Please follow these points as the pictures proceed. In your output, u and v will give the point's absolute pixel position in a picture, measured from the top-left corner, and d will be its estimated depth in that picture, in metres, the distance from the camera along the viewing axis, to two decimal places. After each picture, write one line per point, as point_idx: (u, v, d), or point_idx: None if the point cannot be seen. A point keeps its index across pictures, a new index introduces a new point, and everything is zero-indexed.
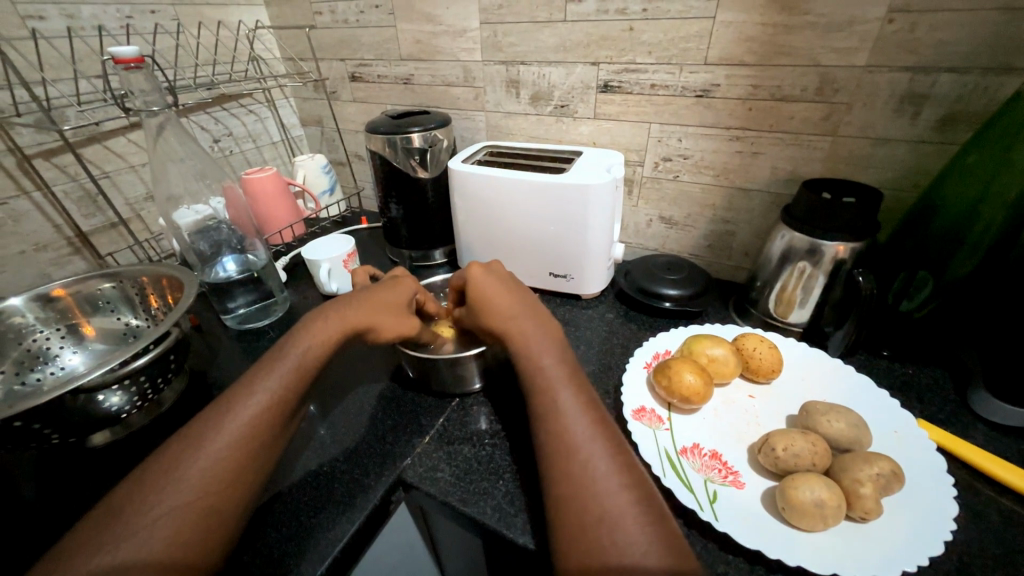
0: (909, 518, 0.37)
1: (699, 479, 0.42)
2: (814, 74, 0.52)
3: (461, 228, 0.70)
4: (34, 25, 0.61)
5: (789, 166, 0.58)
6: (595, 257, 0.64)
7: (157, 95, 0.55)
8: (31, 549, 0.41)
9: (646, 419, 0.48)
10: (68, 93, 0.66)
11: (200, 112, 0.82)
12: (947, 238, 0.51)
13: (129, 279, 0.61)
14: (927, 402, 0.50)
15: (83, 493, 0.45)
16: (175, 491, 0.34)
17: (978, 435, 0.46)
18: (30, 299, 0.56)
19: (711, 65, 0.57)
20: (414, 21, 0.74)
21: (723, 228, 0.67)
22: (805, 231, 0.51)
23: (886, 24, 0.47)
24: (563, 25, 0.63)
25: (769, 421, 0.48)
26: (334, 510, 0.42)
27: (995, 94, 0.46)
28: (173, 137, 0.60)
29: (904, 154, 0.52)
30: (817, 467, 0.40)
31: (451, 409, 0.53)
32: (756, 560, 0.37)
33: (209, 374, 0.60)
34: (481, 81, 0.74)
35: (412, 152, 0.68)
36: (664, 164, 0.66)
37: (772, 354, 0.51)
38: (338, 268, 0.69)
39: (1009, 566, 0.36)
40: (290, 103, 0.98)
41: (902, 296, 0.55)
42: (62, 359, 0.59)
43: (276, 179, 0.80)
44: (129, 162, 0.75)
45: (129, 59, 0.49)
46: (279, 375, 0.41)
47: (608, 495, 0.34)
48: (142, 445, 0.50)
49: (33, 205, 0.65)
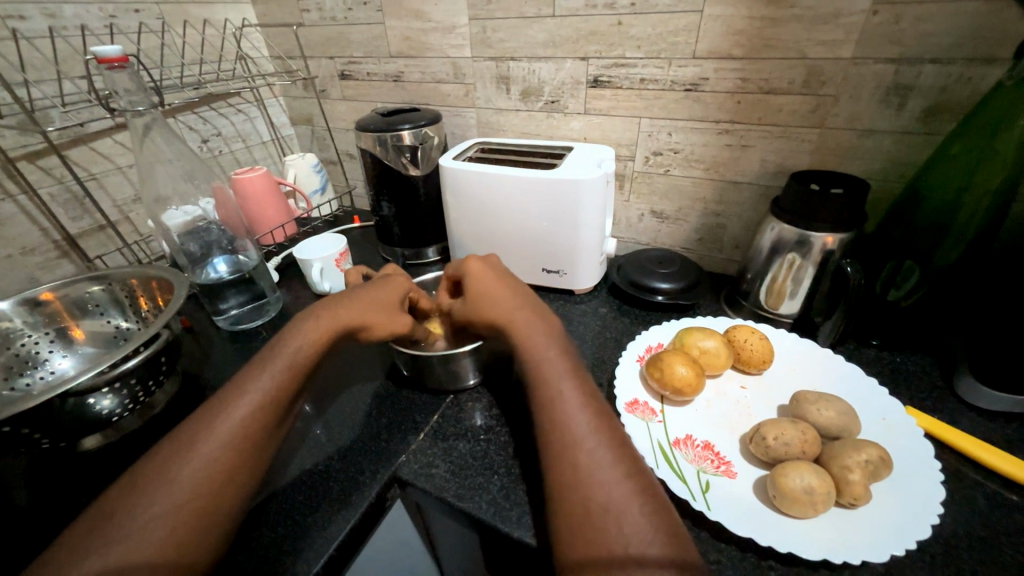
0: (899, 503, 0.38)
1: (692, 470, 0.43)
2: (801, 67, 0.53)
3: (453, 225, 0.70)
4: (15, 25, 0.60)
5: (777, 159, 0.59)
6: (587, 252, 0.64)
7: (142, 94, 0.54)
8: (24, 553, 0.41)
9: (639, 412, 0.48)
10: (52, 94, 0.65)
11: (188, 112, 0.81)
12: (933, 227, 0.52)
13: (119, 282, 0.61)
14: (915, 390, 0.50)
15: (76, 497, 0.45)
16: (169, 492, 0.34)
17: (964, 421, 0.47)
18: (18, 303, 0.56)
19: (699, 59, 0.57)
20: (402, 18, 0.74)
21: (714, 221, 0.68)
22: (794, 223, 0.51)
23: (871, 16, 0.48)
24: (552, 20, 0.63)
25: (761, 411, 0.49)
26: (330, 508, 0.42)
27: (979, 85, 0.46)
28: (160, 137, 0.60)
29: (890, 145, 0.53)
30: (807, 454, 0.40)
31: (446, 406, 0.53)
32: (748, 548, 0.38)
33: (201, 376, 0.60)
34: (471, 78, 0.74)
35: (403, 150, 0.67)
36: (655, 158, 0.66)
37: (763, 345, 0.51)
38: (331, 267, 0.69)
39: (996, 549, 0.37)
40: (280, 101, 0.97)
41: (889, 285, 0.55)
42: (51, 363, 0.59)
43: (267, 179, 0.79)
44: (116, 164, 0.74)
45: (113, 59, 0.48)
46: (271, 374, 0.41)
47: (608, 487, 0.35)
48: (134, 447, 0.50)
49: (18, 208, 0.65)
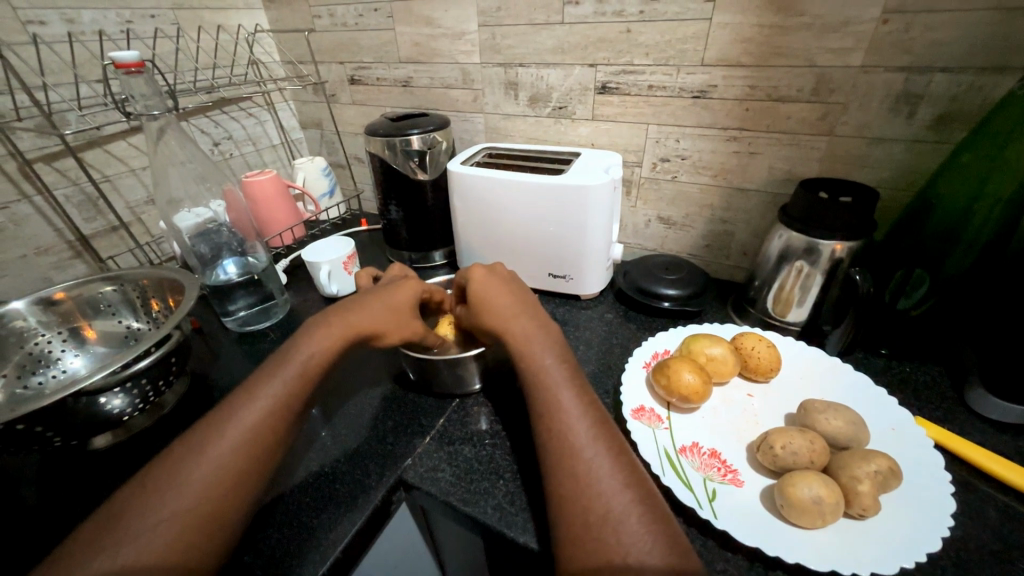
0: (907, 514, 0.37)
1: (698, 478, 0.42)
2: (810, 75, 0.53)
3: (460, 230, 0.70)
4: (35, 30, 0.61)
5: (786, 167, 0.59)
6: (593, 257, 0.64)
7: (157, 99, 0.54)
8: (34, 549, 0.41)
9: (645, 418, 0.48)
10: (69, 97, 0.66)
11: (200, 116, 0.82)
12: (944, 236, 0.52)
13: (131, 283, 0.62)
14: (925, 400, 0.50)
15: (86, 494, 0.46)
16: (176, 495, 0.35)
17: (975, 432, 0.46)
18: (32, 303, 0.57)
19: (708, 67, 0.57)
20: (412, 24, 0.75)
21: (721, 227, 0.68)
22: (802, 230, 0.51)
23: (881, 25, 0.48)
24: (560, 28, 0.64)
25: (768, 420, 0.49)
26: (335, 510, 0.42)
27: (990, 93, 0.46)
28: (174, 141, 0.60)
29: (900, 154, 0.53)
30: (815, 464, 0.40)
31: (451, 409, 0.53)
32: (755, 558, 0.38)
33: (209, 376, 0.60)
34: (479, 83, 0.75)
35: (411, 154, 0.68)
36: (662, 164, 0.67)
37: (771, 353, 0.51)
38: (339, 270, 0.70)
39: (1008, 563, 0.36)
40: (290, 106, 0.98)
41: (899, 294, 0.55)
42: (64, 362, 0.59)
43: (277, 182, 0.80)
44: (130, 167, 0.75)
45: (130, 64, 0.49)
46: (281, 379, 0.42)
47: (608, 496, 0.35)
48: (143, 446, 0.50)
49: (34, 209, 0.66)
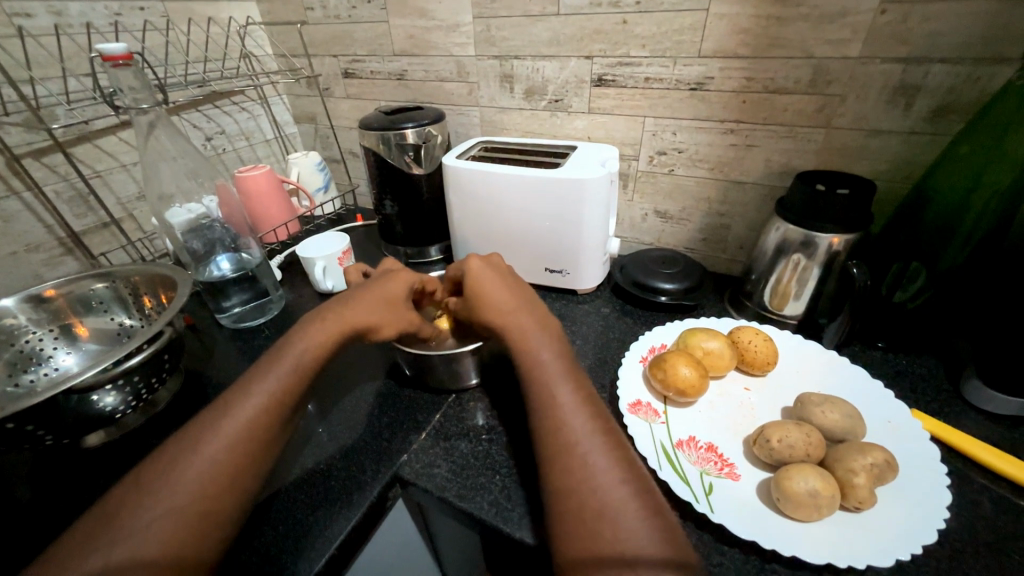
0: (903, 507, 0.37)
1: (695, 472, 0.42)
2: (808, 67, 0.52)
3: (456, 224, 0.69)
4: (21, 23, 0.60)
5: (783, 159, 0.58)
6: (590, 251, 0.64)
7: (147, 92, 0.54)
8: (27, 549, 0.41)
9: (642, 413, 0.48)
10: (57, 91, 0.65)
11: (192, 110, 0.81)
12: (940, 229, 0.52)
13: (122, 279, 0.61)
14: (921, 393, 0.50)
15: (80, 493, 0.45)
16: (173, 493, 0.34)
17: (970, 424, 0.46)
18: (22, 300, 0.56)
19: (705, 58, 0.57)
20: (406, 16, 0.74)
21: (718, 221, 0.67)
22: (800, 224, 0.51)
23: (878, 15, 0.47)
24: (556, 19, 0.63)
25: (764, 413, 0.49)
26: (330, 507, 0.42)
27: (988, 84, 0.46)
28: (164, 136, 0.60)
29: (897, 146, 0.52)
30: (812, 457, 0.40)
31: (448, 405, 0.53)
32: (752, 551, 0.38)
33: (204, 374, 0.60)
34: (474, 76, 0.74)
35: (406, 148, 0.67)
36: (659, 158, 0.66)
37: (768, 347, 0.51)
38: (333, 266, 0.69)
39: (1003, 554, 0.36)
40: (283, 100, 0.97)
41: (896, 287, 0.54)
42: (56, 360, 0.59)
43: (270, 177, 0.79)
44: (121, 161, 0.74)
45: (118, 56, 0.48)
46: (278, 375, 0.41)
47: (604, 490, 0.34)
48: (137, 445, 0.50)
49: (23, 205, 0.65)
